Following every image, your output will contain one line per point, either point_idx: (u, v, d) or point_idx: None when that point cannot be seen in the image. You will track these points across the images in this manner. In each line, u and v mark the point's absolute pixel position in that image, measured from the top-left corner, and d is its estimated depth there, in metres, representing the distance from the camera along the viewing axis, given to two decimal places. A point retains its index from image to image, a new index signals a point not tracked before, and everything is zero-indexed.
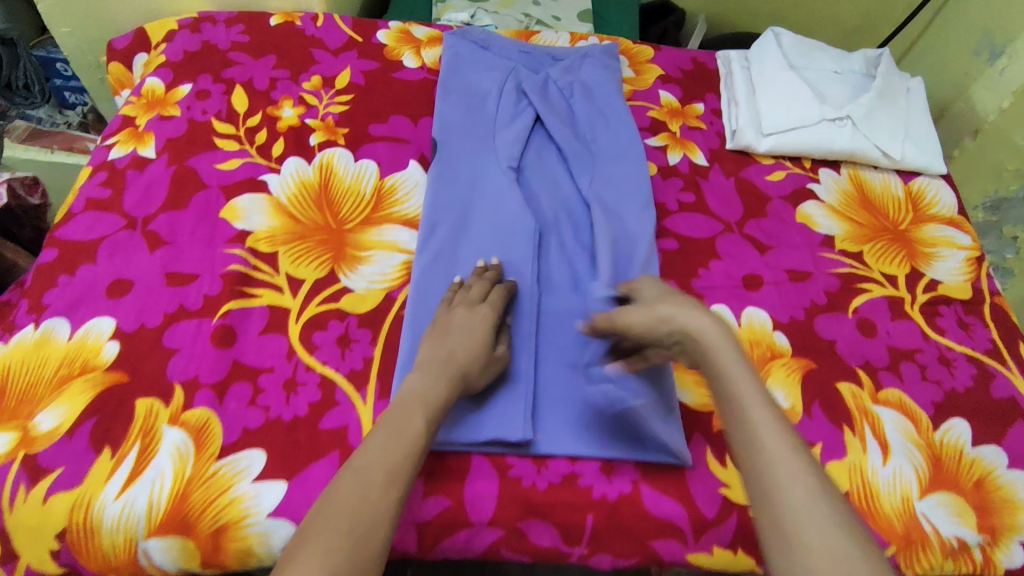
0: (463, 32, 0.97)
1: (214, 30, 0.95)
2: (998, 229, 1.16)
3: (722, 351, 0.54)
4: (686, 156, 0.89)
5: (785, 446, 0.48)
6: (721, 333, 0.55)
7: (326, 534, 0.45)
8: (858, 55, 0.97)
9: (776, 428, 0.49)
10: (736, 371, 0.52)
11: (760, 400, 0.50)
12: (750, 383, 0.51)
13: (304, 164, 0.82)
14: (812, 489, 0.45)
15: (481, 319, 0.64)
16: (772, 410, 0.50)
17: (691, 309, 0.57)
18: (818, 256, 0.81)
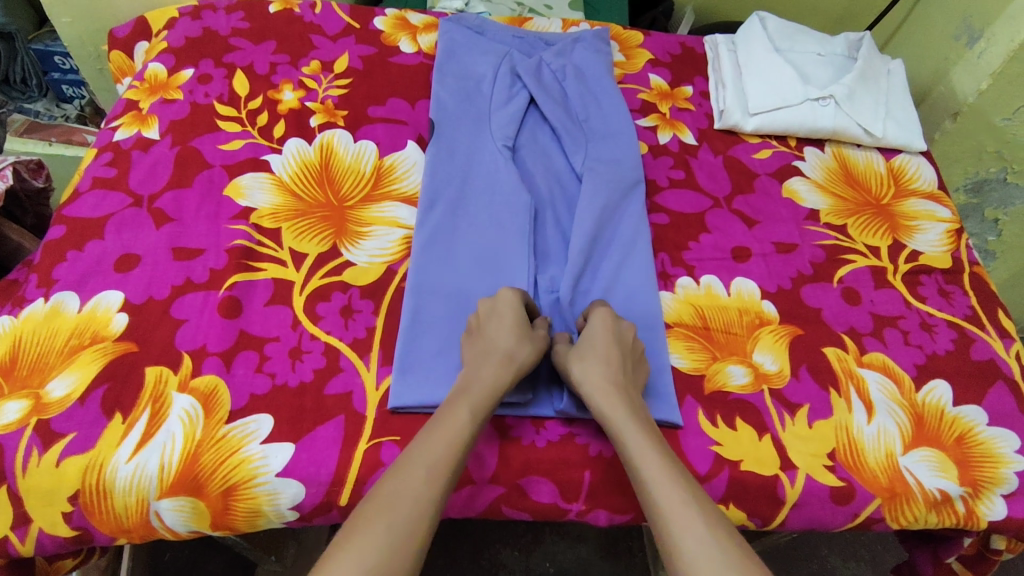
0: (458, 18, 0.99)
1: (214, 17, 0.97)
2: (980, 211, 1.25)
3: (617, 414, 0.59)
4: (675, 136, 0.92)
5: (674, 497, 0.53)
6: (616, 399, 0.60)
7: (378, 525, 0.49)
8: (840, 39, 1.00)
9: (663, 482, 0.54)
10: (631, 436, 0.58)
11: (650, 460, 0.55)
12: (639, 443, 0.57)
13: (305, 145, 0.85)
14: (701, 535, 0.50)
15: (509, 309, 0.67)
16: (656, 441, 0.57)
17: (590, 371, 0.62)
18: (804, 229, 0.84)
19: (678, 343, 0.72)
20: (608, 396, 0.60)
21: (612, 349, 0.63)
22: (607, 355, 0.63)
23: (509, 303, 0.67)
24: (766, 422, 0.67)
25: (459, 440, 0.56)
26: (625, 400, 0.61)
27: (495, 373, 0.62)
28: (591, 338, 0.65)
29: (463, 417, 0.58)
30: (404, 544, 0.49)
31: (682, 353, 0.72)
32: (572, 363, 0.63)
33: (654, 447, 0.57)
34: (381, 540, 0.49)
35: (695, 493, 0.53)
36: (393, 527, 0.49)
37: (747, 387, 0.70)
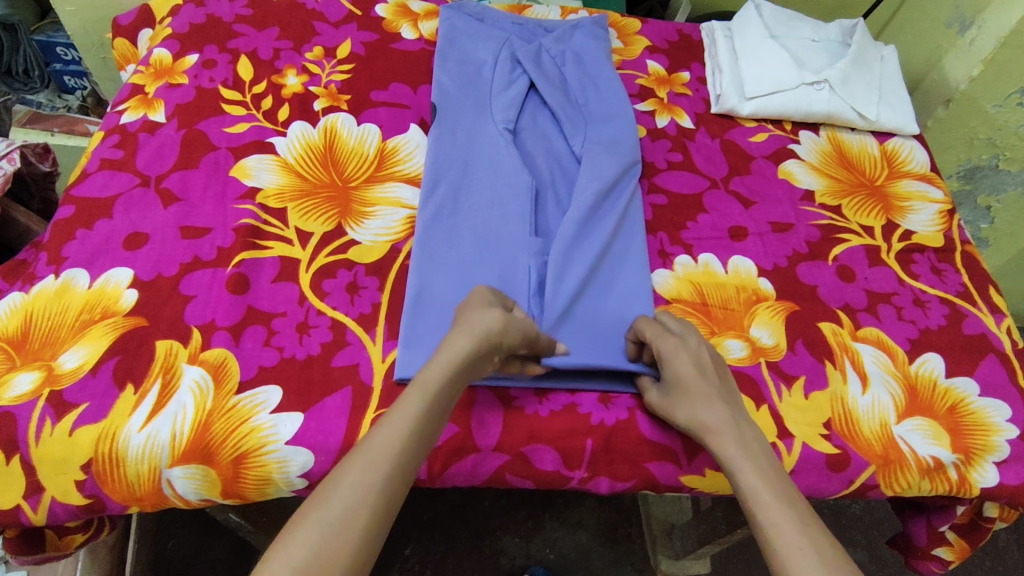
0: (459, 6, 1.01)
1: (218, 4, 0.99)
2: (973, 198, 1.27)
3: (729, 454, 0.57)
4: (673, 119, 0.94)
5: (790, 531, 0.50)
6: (726, 430, 0.58)
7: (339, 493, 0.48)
8: (834, 26, 1.02)
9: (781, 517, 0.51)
10: (739, 465, 0.56)
11: (754, 481, 0.54)
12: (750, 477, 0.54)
13: (309, 128, 0.86)
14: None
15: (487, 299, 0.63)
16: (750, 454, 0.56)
17: (698, 416, 0.59)
18: (800, 209, 0.86)
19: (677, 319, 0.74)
20: (719, 432, 0.58)
21: (695, 388, 0.60)
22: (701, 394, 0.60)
23: (483, 294, 0.64)
24: (764, 393, 0.69)
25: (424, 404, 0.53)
26: (738, 432, 0.58)
27: (460, 342, 0.57)
28: (676, 381, 0.61)
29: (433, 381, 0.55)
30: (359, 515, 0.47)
31: None
32: (671, 410, 0.61)
33: (767, 482, 0.54)
34: (337, 510, 0.47)
35: (801, 507, 0.52)
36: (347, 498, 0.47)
37: (744, 360, 0.71)
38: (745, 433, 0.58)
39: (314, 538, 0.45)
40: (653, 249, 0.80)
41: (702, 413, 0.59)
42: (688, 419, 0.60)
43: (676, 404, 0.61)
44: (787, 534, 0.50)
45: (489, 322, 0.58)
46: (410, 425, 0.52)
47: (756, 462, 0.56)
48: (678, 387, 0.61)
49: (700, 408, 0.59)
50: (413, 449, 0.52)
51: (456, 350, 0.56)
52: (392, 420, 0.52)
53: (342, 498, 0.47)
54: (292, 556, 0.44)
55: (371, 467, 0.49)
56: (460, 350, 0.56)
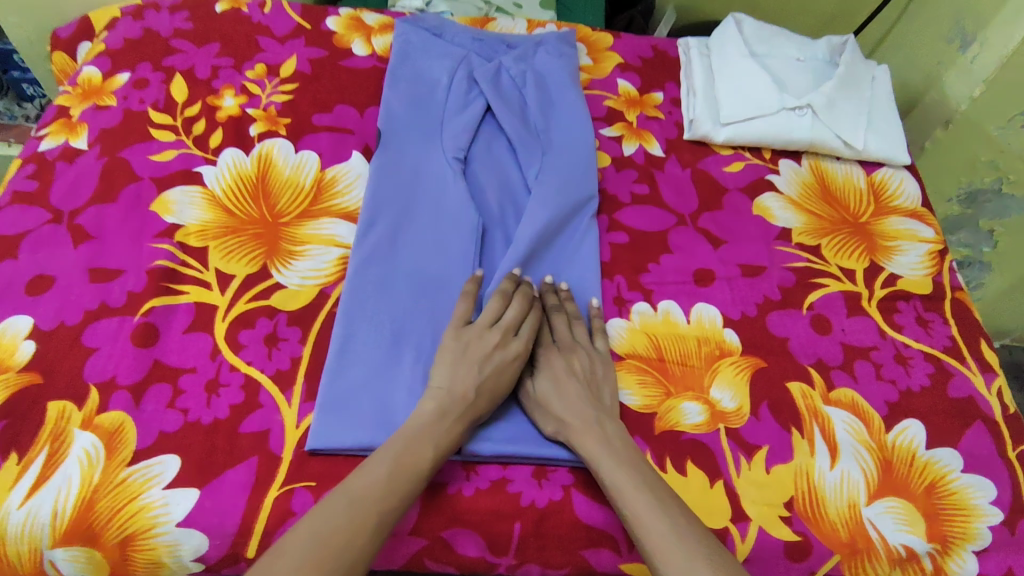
0: (415, 19, 0.94)
1: (157, 16, 0.92)
2: (974, 222, 1.15)
3: (586, 444, 0.57)
4: (641, 146, 0.87)
5: (658, 525, 0.51)
6: (582, 429, 0.58)
7: (326, 532, 0.47)
8: (822, 43, 0.94)
9: (646, 511, 0.52)
10: (603, 461, 0.55)
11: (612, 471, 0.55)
12: (614, 472, 0.55)
13: (242, 156, 0.79)
14: (701, 566, 0.48)
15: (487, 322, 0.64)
16: (607, 447, 0.56)
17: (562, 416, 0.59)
18: (774, 250, 0.79)
19: (631, 379, 0.67)
20: (582, 427, 0.58)
21: (568, 385, 0.61)
22: (567, 384, 0.61)
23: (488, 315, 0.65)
24: (719, 466, 0.62)
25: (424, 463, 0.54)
26: (595, 428, 0.58)
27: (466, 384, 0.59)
28: (558, 377, 0.62)
29: (431, 442, 0.55)
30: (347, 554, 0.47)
31: (636, 390, 0.66)
32: (544, 407, 0.61)
33: (629, 473, 0.54)
34: (325, 547, 0.46)
35: (659, 493, 0.53)
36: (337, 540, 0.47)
37: (701, 427, 0.64)
38: (604, 428, 0.58)
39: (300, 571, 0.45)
40: (608, 296, 0.73)
41: (565, 412, 0.59)
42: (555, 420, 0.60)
43: (548, 406, 0.61)
44: (650, 529, 0.51)
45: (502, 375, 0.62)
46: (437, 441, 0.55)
47: (616, 455, 0.56)
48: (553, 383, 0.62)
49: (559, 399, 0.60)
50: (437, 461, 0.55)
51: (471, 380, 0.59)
52: (386, 463, 0.52)
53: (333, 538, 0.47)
54: (303, 551, 0.46)
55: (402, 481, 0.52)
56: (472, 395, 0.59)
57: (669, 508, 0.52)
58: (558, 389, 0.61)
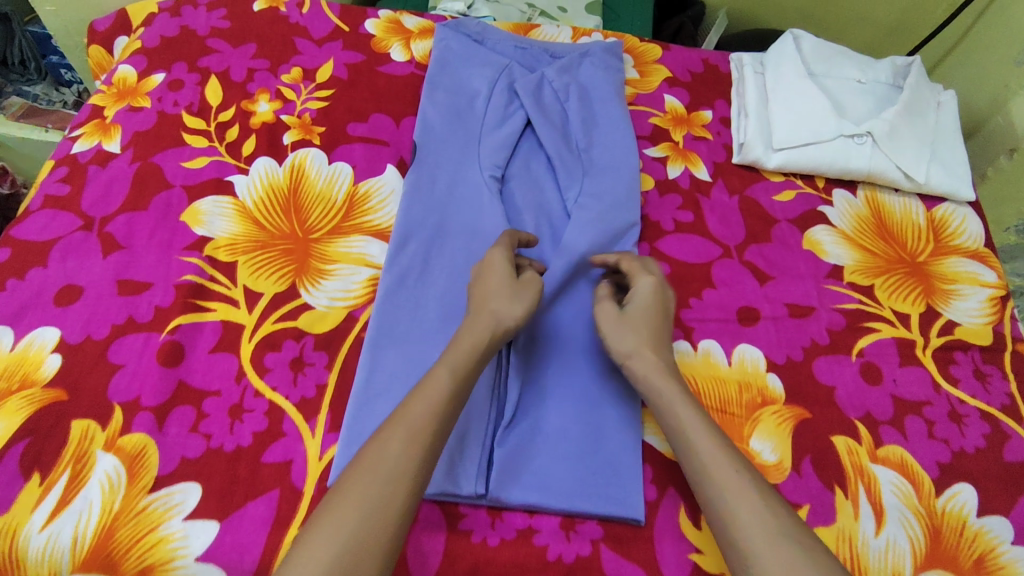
0: (456, 24, 0.91)
1: (194, 14, 0.90)
2: None
3: (669, 393, 0.58)
4: (687, 169, 0.83)
5: (742, 484, 0.50)
6: (669, 385, 0.58)
7: (348, 499, 0.46)
8: (885, 64, 0.88)
9: (726, 464, 0.52)
10: (681, 408, 0.57)
11: (698, 425, 0.55)
12: (696, 422, 0.55)
13: (275, 165, 0.78)
14: (776, 530, 0.48)
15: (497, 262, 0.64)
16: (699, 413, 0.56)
17: (639, 345, 0.61)
18: (824, 289, 0.75)
19: None
20: (664, 378, 0.59)
21: (647, 313, 0.63)
22: (654, 333, 0.62)
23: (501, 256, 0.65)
24: None
25: (436, 408, 0.52)
26: (672, 378, 0.59)
27: (483, 326, 0.59)
28: (639, 307, 0.64)
29: (440, 389, 0.53)
30: (376, 521, 0.45)
31: None
32: (617, 333, 0.63)
33: (708, 426, 0.55)
34: (348, 521, 0.44)
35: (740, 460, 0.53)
36: (360, 510, 0.45)
37: None
38: (678, 379, 0.60)
39: (336, 544, 0.43)
40: None
41: (640, 341, 0.61)
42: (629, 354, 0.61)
43: (623, 331, 0.63)
44: (729, 478, 0.51)
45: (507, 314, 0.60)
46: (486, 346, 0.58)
47: (711, 430, 0.55)
48: (633, 323, 0.63)
49: (631, 335, 0.62)
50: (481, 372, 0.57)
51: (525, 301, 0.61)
52: (413, 413, 0.51)
53: (353, 509, 0.45)
54: (327, 529, 0.44)
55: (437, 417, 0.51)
56: (478, 338, 0.58)
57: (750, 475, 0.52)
58: (634, 321, 0.63)
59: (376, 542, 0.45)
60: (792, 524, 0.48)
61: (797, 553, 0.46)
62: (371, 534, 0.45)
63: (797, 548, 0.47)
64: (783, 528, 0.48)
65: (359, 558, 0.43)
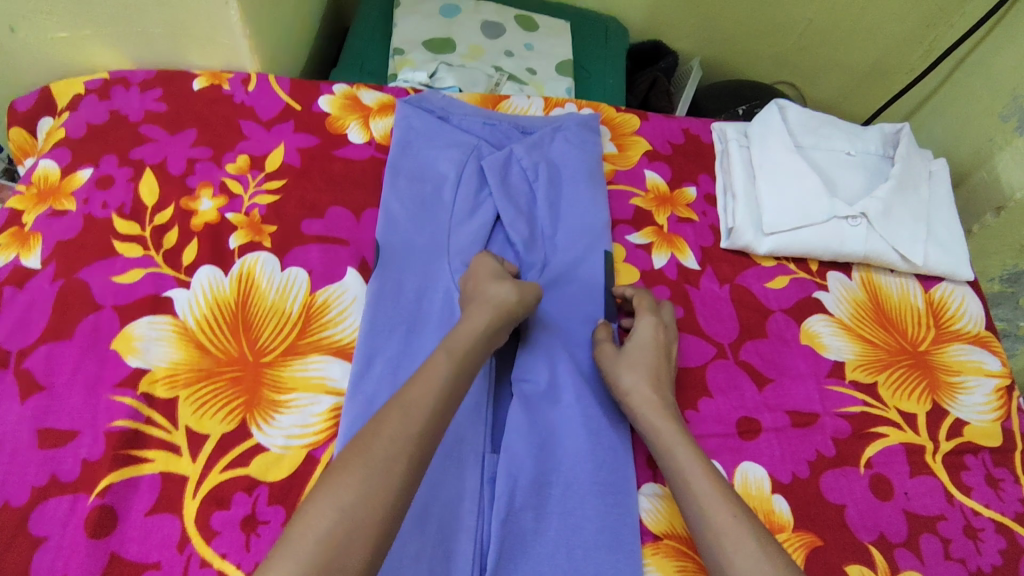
0: (419, 99, 0.84)
1: (126, 95, 0.81)
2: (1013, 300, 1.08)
3: (662, 429, 0.59)
4: (674, 257, 0.77)
5: (733, 522, 0.51)
6: (662, 421, 0.60)
7: (351, 478, 0.47)
8: (873, 133, 0.85)
9: (714, 495, 0.53)
10: (678, 448, 0.57)
11: (690, 457, 0.56)
12: (689, 453, 0.57)
13: (220, 275, 0.69)
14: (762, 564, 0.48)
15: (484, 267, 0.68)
16: (694, 450, 0.57)
17: (637, 383, 0.62)
18: (825, 390, 0.70)
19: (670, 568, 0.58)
20: (655, 413, 0.61)
21: (647, 348, 0.65)
22: (651, 373, 0.63)
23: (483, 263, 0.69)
24: None
25: (432, 394, 0.54)
26: (670, 415, 0.61)
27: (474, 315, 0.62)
28: (640, 345, 0.65)
29: (436, 376, 0.55)
30: (374, 503, 0.46)
31: None
32: (619, 370, 0.64)
33: (700, 456, 0.57)
34: (349, 496, 0.46)
35: (733, 496, 0.54)
36: (359, 488, 0.46)
37: None
38: (675, 413, 0.61)
39: (330, 520, 0.45)
40: (641, 455, 0.65)
41: (646, 376, 0.63)
42: (626, 392, 0.63)
43: (627, 366, 0.64)
44: (720, 516, 0.52)
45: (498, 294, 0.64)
46: (485, 330, 0.61)
47: (706, 465, 0.56)
48: (632, 361, 0.64)
49: (628, 374, 0.63)
50: (478, 356, 0.60)
51: (521, 288, 0.66)
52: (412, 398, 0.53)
53: (353, 489, 0.46)
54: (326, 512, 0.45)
55: (436, 404, 0.53)
56: (477, 324, 0.61)
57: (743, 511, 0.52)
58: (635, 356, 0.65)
59: (371, 525, 0.45)
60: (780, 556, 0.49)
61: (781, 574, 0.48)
62: (367, 515, 0.46)
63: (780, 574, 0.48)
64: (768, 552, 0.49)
65: (353, 535, 0.45)
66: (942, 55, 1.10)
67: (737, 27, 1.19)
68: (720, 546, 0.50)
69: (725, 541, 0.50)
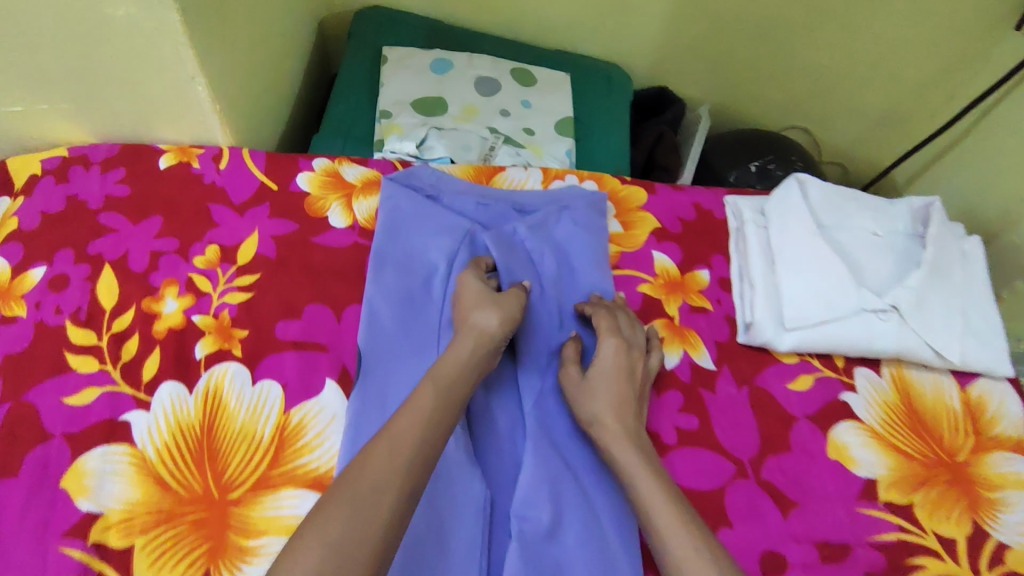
0: (406, 176, 0.78)
1: (85, 177, 0.74)
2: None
3: (626, 457, 0.56)
4: (686, 354, 0.70)
5: (701, 567, 0.47)
6: (621, 447, 0.56)
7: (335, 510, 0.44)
8: (901, 210, 0.78)
9: (677, 529, 0.50)
10: (639, 476, 0.54)
11: (651, 486, 0.53)
12: (650, 486, 0.53)
13: (185, 394, 0.63)
14: None
15: (470, 286, 0.65)
16: (659, 478, 0.54)
17: (600, 413, 0.58)
18: (856, 515, 0.63)
19: None
20: (617, 440, 0.57)
21: (609, 373, 0.61)
22: (616, 396, 0.60)
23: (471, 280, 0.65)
24: None
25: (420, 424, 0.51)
26: (636, 441, 0.57)
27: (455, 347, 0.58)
28: (603, 371, 0.61)
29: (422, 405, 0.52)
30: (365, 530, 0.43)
31: None
32: (580, 401, 0.60)
33: (663, 486, 0.53)
34: (335, 530, 0.43)
35: (701, 531, 0.50)
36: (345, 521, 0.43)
37: None
38: (640, 439, 0.58)
39: (318, 557, 0.41)
40: None
41: (609, 407, 0.59)
42: (590, 421, 0.59)
43: (589, 397, 0.60)
44: (684, 559, 0.48)
45: (484, 323, 0.60)
46: (468, 361, 0.57)
47: (670, 496, 0.52)
48: (594, 386, 0.61)
49: (592, 401, 0.59)
50: (468, 385, 0.56)
51: (508, 314, 0.62)
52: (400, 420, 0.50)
53: (338, 527, 0.43)
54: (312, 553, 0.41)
55: (425, 428, 0.51)
56: (459, 355, 0.57)
57: (710, 547, 0.49)
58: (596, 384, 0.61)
59: (364, 553, 0.42)
60: None
61: None
62: (356, 552, 0.42)
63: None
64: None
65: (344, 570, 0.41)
66: (962, 108, 1.03)
67: (748, 73, 1.12)
68: None
69: None
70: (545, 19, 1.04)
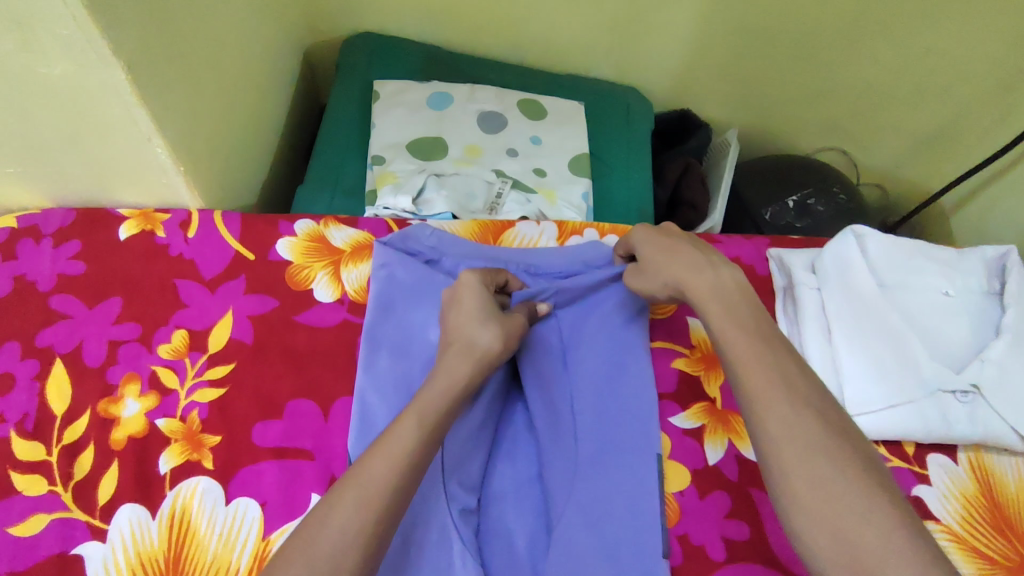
0: (403, 238, 0.67)
1: (35, 253, 0.65)
2: None
3: (706, 304, 0.52)
4: (731, 445, 0.61)
5: (797, 425, 0.43)
6: (698, 282, 0.54)
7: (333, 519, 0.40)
8: (974, 264, 0.67)
9: (769, 389, 0.45)
10: (725, 321, 0.51)
11: (737, 335, 0.49)
12: (736, 335, 0.49)
13: (148, 518, 0.53)
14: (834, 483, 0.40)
15: (472, 286, 0.57)
16: (749, 324, 0.50)
17: (677, 271, 0.55)
18: None
19: None
20: (696, 283, 0.54)
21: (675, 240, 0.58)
22: (692, 252, 0.57)
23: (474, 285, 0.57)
24: None
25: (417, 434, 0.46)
26: (723, 283, 0.54)
27: (451, 365, 0.52)
28: (670, 243, 0.58)
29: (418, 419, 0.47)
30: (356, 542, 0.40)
31: None
32: (652, 269, 0.58)
33: (752, 338, 0.49)
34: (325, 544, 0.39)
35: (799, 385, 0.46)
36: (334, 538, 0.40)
37: None
38: (728, 276, 0.54)
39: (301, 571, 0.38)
40: None
41: (678, 266, 0.56)
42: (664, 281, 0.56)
43: (659, 264, 0.57)
44: (781, 414, 0.44)
45: (482, 344, 0.53)
46: (464, 383, 0.51)
47: (765, 343, 0.49)
48: (664, 251, 0.58)
49: (667, 263, 0.57)
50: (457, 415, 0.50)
51: (506, 332, 0.56)
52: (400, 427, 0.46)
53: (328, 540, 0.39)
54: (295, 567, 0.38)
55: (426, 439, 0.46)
56: (455, 377, 0.51)
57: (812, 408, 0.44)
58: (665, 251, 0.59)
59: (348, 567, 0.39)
60: (861, 472, 0.41)
61: (863, 504, 0.39)
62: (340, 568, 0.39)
63: (825, 458, 0.41)
64: (804, 429, 0.43)
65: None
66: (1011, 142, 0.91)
67: (779, 92, 1.02)
68: (781, 461, 0.42)
69: (786, 452, 0.42)
70: (553, 42, 0.95)
